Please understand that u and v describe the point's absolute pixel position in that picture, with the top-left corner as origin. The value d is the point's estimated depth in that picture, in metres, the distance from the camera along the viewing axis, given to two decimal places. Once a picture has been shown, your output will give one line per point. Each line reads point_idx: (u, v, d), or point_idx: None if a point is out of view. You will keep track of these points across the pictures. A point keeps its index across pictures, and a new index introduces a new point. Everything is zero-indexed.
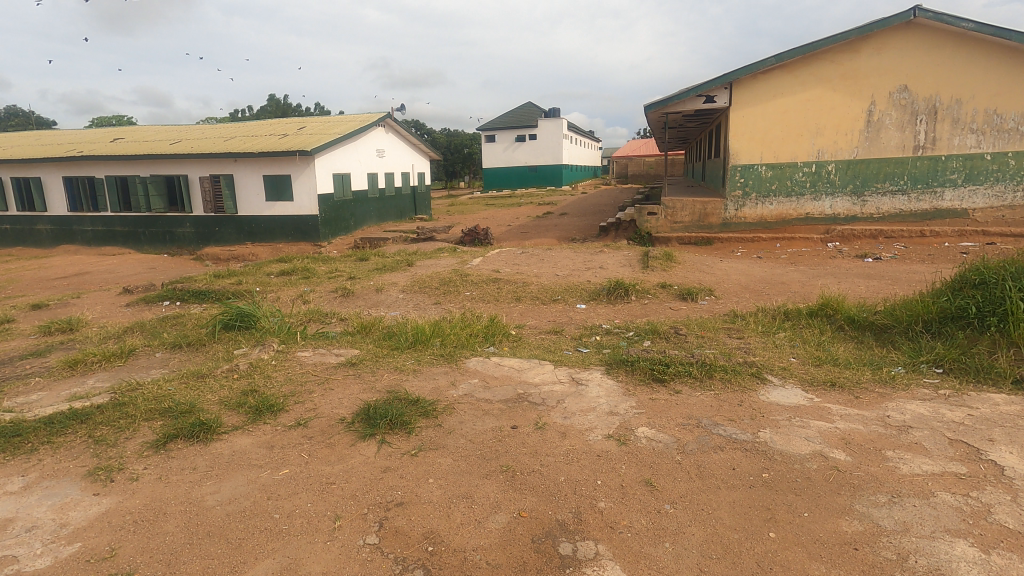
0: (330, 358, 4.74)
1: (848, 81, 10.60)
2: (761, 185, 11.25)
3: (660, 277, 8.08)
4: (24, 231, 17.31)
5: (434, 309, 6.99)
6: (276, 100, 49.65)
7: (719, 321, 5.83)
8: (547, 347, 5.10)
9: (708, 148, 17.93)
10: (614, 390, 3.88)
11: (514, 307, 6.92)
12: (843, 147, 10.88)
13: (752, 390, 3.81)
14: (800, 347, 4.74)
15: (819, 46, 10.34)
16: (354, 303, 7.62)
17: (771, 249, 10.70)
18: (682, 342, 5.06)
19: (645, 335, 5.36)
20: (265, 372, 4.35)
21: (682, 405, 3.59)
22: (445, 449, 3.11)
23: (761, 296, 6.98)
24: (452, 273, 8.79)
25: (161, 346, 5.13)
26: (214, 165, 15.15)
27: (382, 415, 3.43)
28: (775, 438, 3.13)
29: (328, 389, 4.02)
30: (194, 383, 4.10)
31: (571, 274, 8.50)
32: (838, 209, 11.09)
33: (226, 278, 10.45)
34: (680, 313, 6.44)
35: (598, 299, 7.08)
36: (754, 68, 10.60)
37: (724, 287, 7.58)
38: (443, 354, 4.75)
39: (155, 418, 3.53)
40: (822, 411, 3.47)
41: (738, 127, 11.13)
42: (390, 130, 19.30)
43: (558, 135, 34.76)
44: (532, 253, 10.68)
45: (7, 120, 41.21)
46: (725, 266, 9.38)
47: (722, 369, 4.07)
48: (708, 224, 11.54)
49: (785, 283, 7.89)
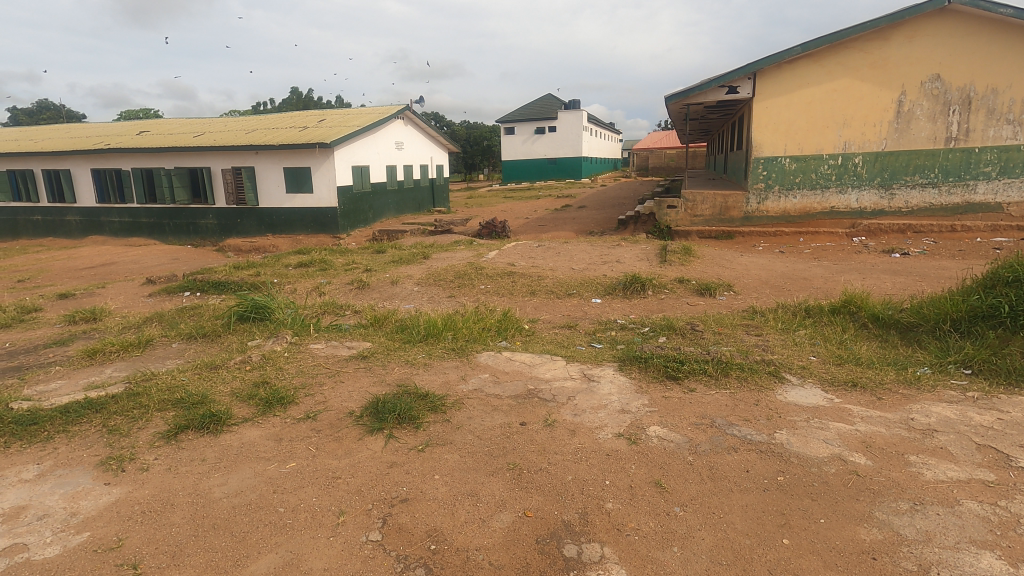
0: (343, 350, 4.74)
1: (877, 70, 10.26)
2: (785, 177, 10.98)
3: (679, 271, 7.96)
4: (55, 222, 17.76)
5: (448, 302, 6.98)
6: (298, 92, 50.00)
7: (737, 317, 5.72)
8: (560, 342, 5.06)
9: (730, 140, 17.61)
10: (626, 386, 3.80)
11: (529, 301, 6.85)
12: (870, 139, 10.55)
13: (768, 389, 3.70)
14: (821, 346, 4.60)
15: (847, 34, 10.02)
16: (369, 296, 7.64)
17: (794, 244, 10.44)
18: (698, 338, 4.98)
19: (660, 331, 5.27)
20: (277, 364, 4.37)
21: (696, 404, 3.50)
22: (452, 445, 3.08)
23: (782, 291, 6.83)
24: (468, 266, 8.75)
25: (178, 337, 5.20)
26: (236, 156, 15.34)
27: (391, 409, 3.41)
28: (793, 440, 3.03)
29: (339, 382, 4.01)
30: (207, 374, 4.13)
31: (587, 267, 8.40)
32: (865, 202, 10.78)
33: (245, 270, 10.56)
34: (697, 308, 6.31)
35: (613, 294, 6.99)
36: (778, 57, 10.32)
37: (744, 282, 7.42)
38: (455, 348, 4.70)
39: (168, 409, 3.56)
40: (842, 413, 3.36)
41: (761, 119, 10.86)
42: (409, 123, 19.28)
43: (577, 127, 34.47)
44: (549, 246, 10.58)
45: (39, 113, 42.28)
46: (746, 260, 9.18)
47: (739, 367, 3.96)
48: (729, 217, 11.32)
49: (808, 278, 7.70)
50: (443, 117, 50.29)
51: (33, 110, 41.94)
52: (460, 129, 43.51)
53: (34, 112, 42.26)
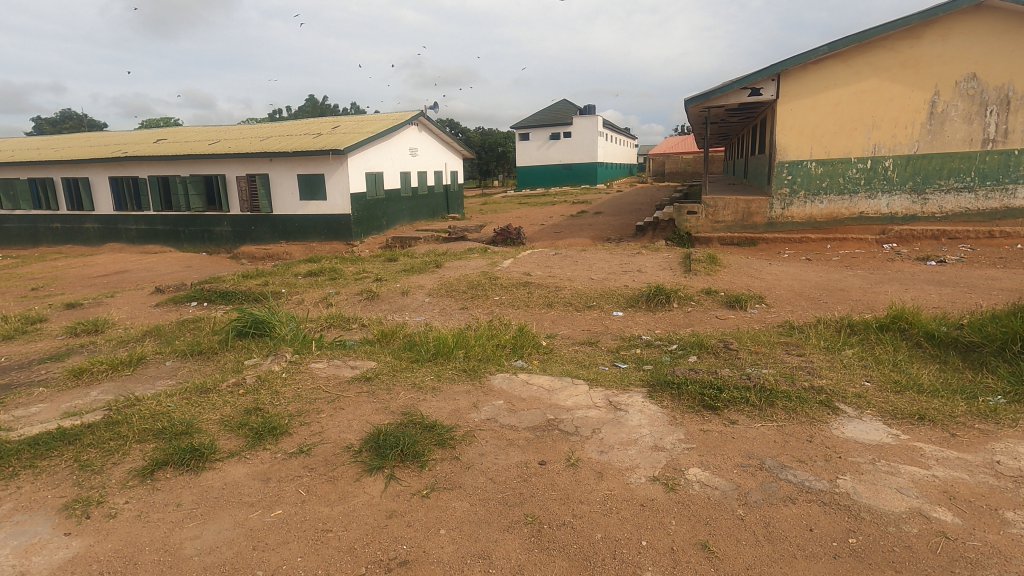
0: (345, 371, 4.38)
1: (910, 69, 9.72)
2: (811, 182, 10.44)
3: (705, 282, 7.51)
4: (74, 229, 17.81)
5: (460, 315, 6.61)
6: (314, 100, 50.61)
7: (774, 333, 5.26)
8: (581, 362, 4.70)
9: (752, 144, 17.06)
10: (658, 417, 3.37)
11: (546, 315, 6.44)
12: (902, 141, 10.00)
13: (820, 422, 3.24)
14: (873, 368, 4.14)
15: (877, 33, 9.50)
16: (378, 308, 7.29)
17: (821, 251, 9.92)
18: (733, 358, 4.56)
19: (691, 349, 4.88)
20: (273, 387, 4.01)
21: (740, 440, 3.07)
22: (461, 490, 2.69)
23: (819, 304, 6.36)
24: (481, 275, 8.37)
25: (173, 354, 4.89)
26: (249, 164, 15.19)
27: (392, 444, 3.02)
28: (860, 489, 2.58)
29: (339, 409, 3.64)
30: (196, 399, 3.77)
31: (607, 277, 7.98)
32: (896, 208, 10.21)
33: (253, 279, 10.30)
34: (728, 323, 5.85)
35: (636, 306, 6.56)
36: (804, 57, 9.82)
37: (776, 294, 6.94)
38: (466, 369, 4.31)
39: (148, 440, 3.21)
40: (912, 453, 2.89)
41: (787, 121, 10.34)
42: (423, 129, 19.01)
43: (593, 132, 34.07)
44: (565, 253, 10.18)
45: (61, 123, 43.11)
46: (776, 269, 8.67)
47: (785, 396, 3.50)
48: (753, 223, 10.80)
49: (844, 289, 7.21)
50: (458, 123, 50.18)
51: (56, 119, 42.65)
52: (475, 135, 43.33)
53: (57, 122, 42.95)
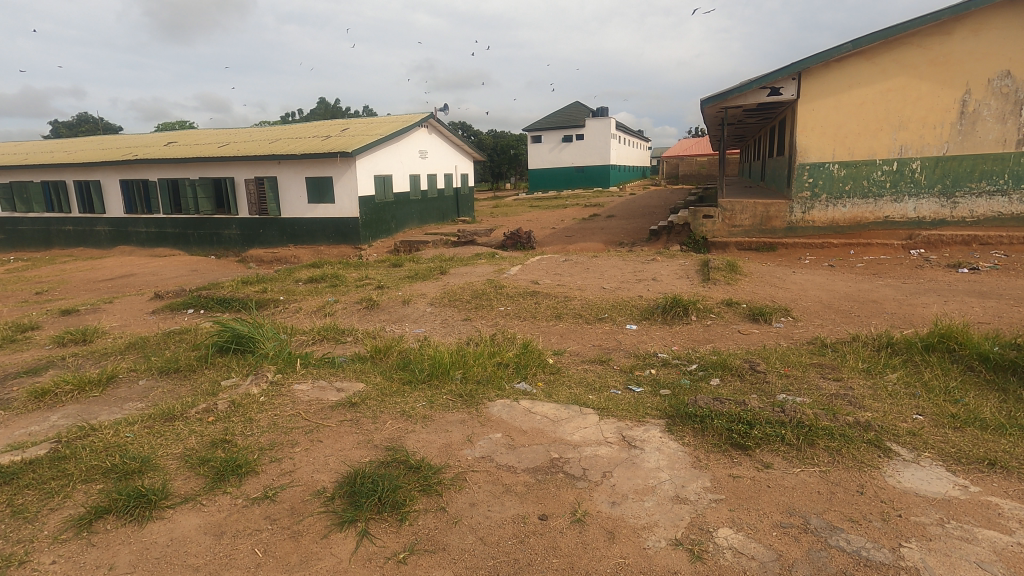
0: (330, 395, 3.95)
1: (939, 67, 9.16)
2: (833, 185, 9.88)
3: (725, 291, 7.04)
4: (84, 232, 17.72)
5: (462, 327, 6.19)
6: (326, 103, 50.95)
7: (804, 352, 4.78)
8: (590, 384, 4.26)
9: (771, 146, 16.44)
10: (678, 458, 2.92)
11: (554, 328, 6.00)
12: (930, 142, 9.42)
13: (869, 467, 2.77)
14: (923, 398, 3.63)
15: (904, 29, 8.94)
16: (376, 318, 6.89)
17: (844, 257, 9.39)
18: (760, 382, 4.10)
19: (712, 370, 4.43)
20: (248, 413, 3.61)
21: (778, 490, 2.61)
22: (445, 554, 2.26)
23: (851, 318, 5.86)
24: (486, 283, 7.95)
25: (148, 372, 4.52)
26: (257, 166, 14.94)
27: (369, 492, 2.61)
28: (931, 563, 2.10)
29: (315, 443, 3.22)
30: (159, 428, 3.37)
31: (619, 286, 7.53)
32: (924, 212, 9.62)
33: (253, 285, 9.99)
34: (751, 339, 5.37)
35: (651, 319, 6.10)
36: (826, 55, 9.27)
37: (802, 306, 6.44)
38: (463, 394, 3.87)
39: (95, 480, 2.82)
40: (989, 511, 2.41)
41: (808, 122, 9.80)
42: (433, 131, 18.63)
43: (606, 134, 33.56)
44: (576, 259, 9.73)
45: (77, 126, 43.51)
46: (800, 278, 8.16)
47: (826, 434, 3.01)
48: (772, 228, 10.26)
49: (877, 301, 6.68)
50: (469, 125, 49.85)
51: (72, 123, 43.16)
52: (486, 138, 43.03)
53: (74, 125, 43.40)
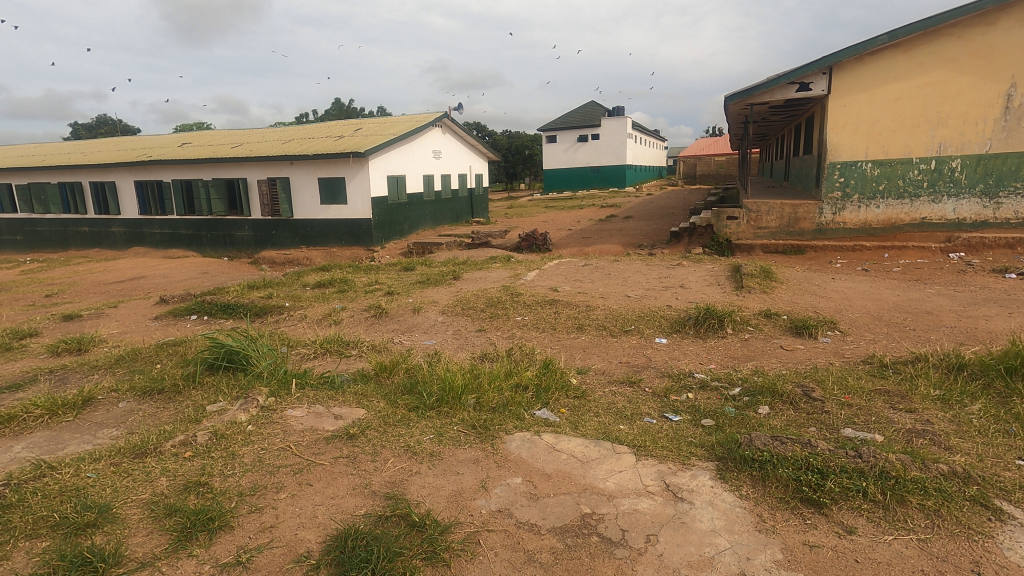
0: (326, 423, 3.49)
1: (982, 60, 8.48)
2: (866, 185, 9.22)
3: (761, 301, 6.47)
4: (99, 233, 17.59)
5: (476, 340, 5.72)
6: (340, 104, 51.20)
7: (862, 375, 4.21)
8: (620, 411, 3.74)
9: (796, 143, 15.72)
10: (738, 517, 2.40)
11: (575, 341, 5.49)
12: (972, 139, 8.74)
13: (980, 535, 2.23)
14: (1016, 438, 3.05)
15: (945, 19, 8.27)
16: (385, 328, 6.43)
17: (878, 261, 8.73)
18: (818, 413, 3.55)
19: (758, 397, 3.89)
20: (231, 448, 3.15)
21: (870, 568, 2.08)
22: None
23: (907, 333, 5.26)
24: (501, 290, 7.46)
25: (131, 392, 4.09)
26: (268, 167, 14.62)
27: (360, 562, 2.14)
28: None
29: (303, 488, 2.76)
30: (127, 467, 2.92)
31: (645, 294, 6.98)
32: (964, 213, 8.94)
33: (259, 289, 9.62)
34: (797, 357, 4.81)
35: (682, 332, 5.55)
36: (860, 47, 8.62)
37: (849, 318, 5.85)
38: (476, 424, 3.39)
39: (39, 536, 2.38)
40: None
41: (839, 119, 9.15)
42: (447, 130, 18.16)
43: (622, 134, 32.91)
44: (596, 264, 9.21)
45: (96, 128, 43.87)
46: (841, 285, 7.55)
47: (917, 488, 2.47)
48: (800, 229, 9.61)
49: (931, 312, 6.06)
50: (483, 125, 49.47)
51: (92, 125, 43.68)
52: (500, 138, 42.64)
53: (93, 127, 43.79)
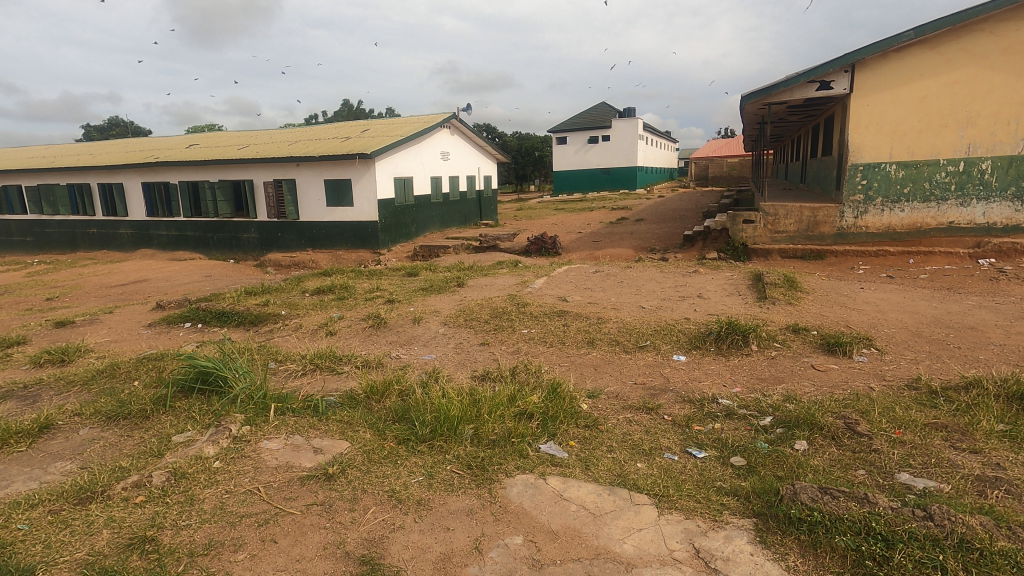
0: (304, 459, 3.08)
1: (1016, 56, 7.94)
2: (890, 187, 8.68)
3: (787, 314, 5.97)
4: (105, 235, 17.40)
5: (479, 355, 5.29)
6: (350, 105, 51.06)
7: (911, 403, 3.72)
8: (635, 444, 3.30)
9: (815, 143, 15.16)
10: None
11: (586, 358, 5.04)
12: (1004, 140, 8.19)
13: None
14: None
15: (977, 12, 7.72)
16: (382, 340, 6.02)
17: (903, 267, 8.19)
18: (863, 451, 3.08)
19: (793, 427, 3.44)
20: (190, 490, 2.75)
21: None
22: None
23: (952, 352, 4.75)
24: (507, 299, 7.02)
25: (94, 417, 3.72)
26: (272, 169, 14.33)
27: None
28: None
29: (266, 546, 2.34)
30: (64, 517, 2.52)
31: (661, 305, 6.52)
32: (994, 217, 8.38)
33: (256, 295, 9.26)
34: (832, 378, 4.35)
35: (702, 349, 5.08)
36: (885, 43, 8.10)
37: (885, 334, 5.34)
38: (472, 463, 2.97)
39: None
40: None
41: (864, 118, 8.61)
42: (455, 131, 17.77)
43: (633, 135, 32.38)
44: (607, 270, 8.75)
45: (108, 130, 43.97)
46: (872, 295, 7.03)
47: (1009, 565, 2.01)
48: (819, 234, 9.10)
49: (975, 327, 5.54)
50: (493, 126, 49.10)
51: (104, 127, 43.82)
52: (510, 139, 42.24)
53: (105, 129, 43.95)
